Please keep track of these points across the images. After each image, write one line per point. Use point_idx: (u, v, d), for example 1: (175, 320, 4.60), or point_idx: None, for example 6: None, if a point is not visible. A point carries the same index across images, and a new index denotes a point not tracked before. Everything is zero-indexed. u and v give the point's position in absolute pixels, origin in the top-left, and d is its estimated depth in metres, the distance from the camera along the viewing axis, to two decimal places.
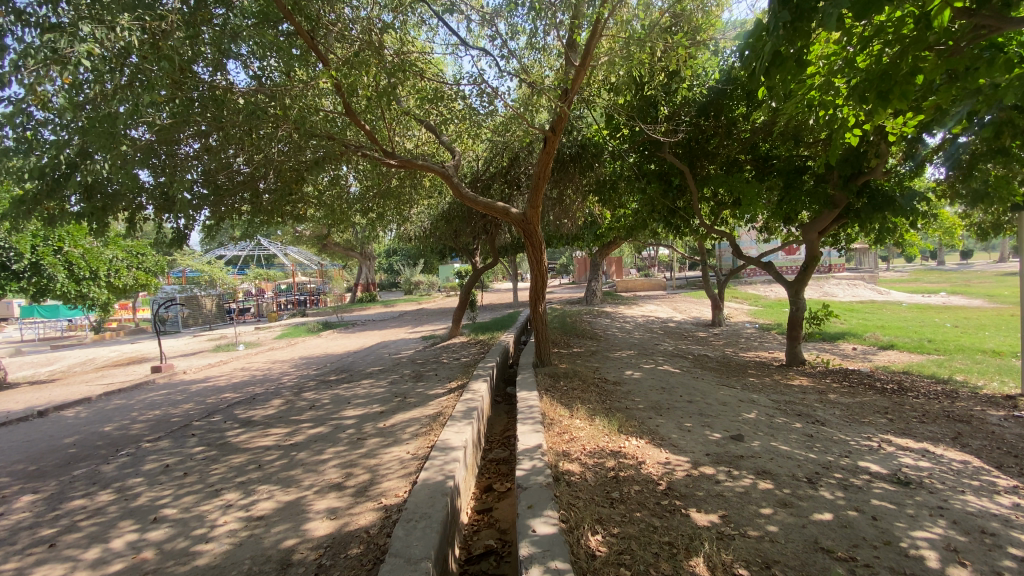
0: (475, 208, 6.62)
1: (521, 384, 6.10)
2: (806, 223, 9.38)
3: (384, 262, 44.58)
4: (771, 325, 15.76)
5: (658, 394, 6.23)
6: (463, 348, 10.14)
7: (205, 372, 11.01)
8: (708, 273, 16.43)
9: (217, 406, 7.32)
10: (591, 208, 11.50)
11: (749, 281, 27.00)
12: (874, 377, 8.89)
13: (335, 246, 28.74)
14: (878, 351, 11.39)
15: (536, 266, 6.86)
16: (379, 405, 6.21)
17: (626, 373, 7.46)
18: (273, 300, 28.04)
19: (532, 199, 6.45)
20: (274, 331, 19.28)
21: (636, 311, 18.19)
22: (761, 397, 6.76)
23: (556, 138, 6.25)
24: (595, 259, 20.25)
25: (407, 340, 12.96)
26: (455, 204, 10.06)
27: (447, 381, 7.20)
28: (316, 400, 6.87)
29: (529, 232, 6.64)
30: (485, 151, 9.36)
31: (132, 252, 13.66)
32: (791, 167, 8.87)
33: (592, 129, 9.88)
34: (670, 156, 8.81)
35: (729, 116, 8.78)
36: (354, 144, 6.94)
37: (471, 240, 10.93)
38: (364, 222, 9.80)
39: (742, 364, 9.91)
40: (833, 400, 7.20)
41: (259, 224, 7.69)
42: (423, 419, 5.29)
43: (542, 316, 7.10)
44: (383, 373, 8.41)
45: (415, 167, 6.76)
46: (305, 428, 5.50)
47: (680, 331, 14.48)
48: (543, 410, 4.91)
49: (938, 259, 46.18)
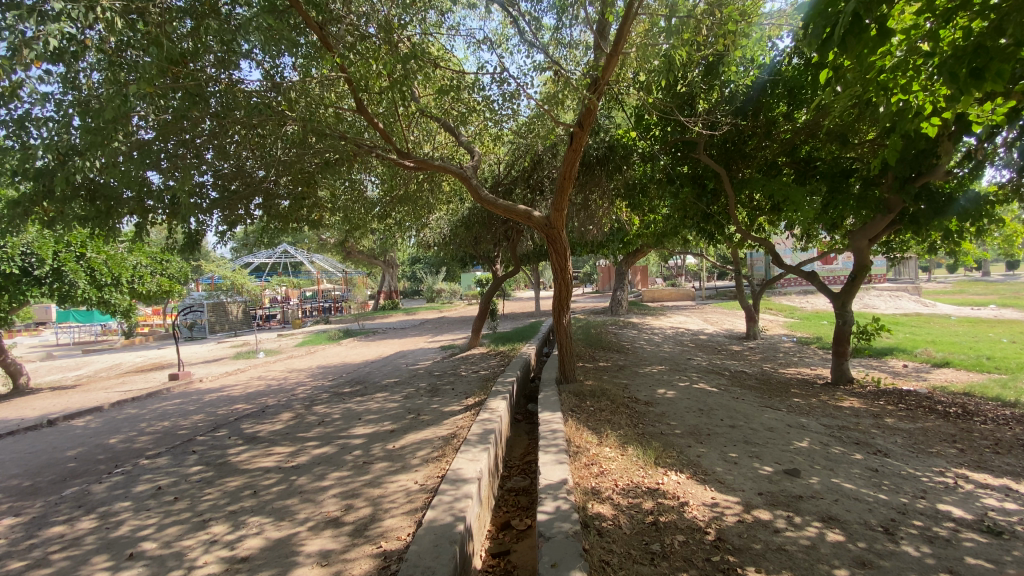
0: (494, 212, 6.18)
1: (544, 403, 5.57)
2: (855, 229, 8.64)
3: (407, 271, 44.64)
4: (809, 339, 14.84)
5: (695, 417, 5.62)
6: (482, 360, 9.65)
7: (221, 381, 10.80)
8: (741, 283, 15.59)
9: (226, 419, 7.01)
10: (618, 214, 10.95)
11: (783, 291, 25.86)
12: (933, 399, 8.04)
13: (358, 253, 28.71)
14: (932, 369, 10.45)
15: (560, 274, 6.35)
16: (390, 423, 5.77)
17: (658, 391, 6.86)
18: (297, 307, 28.15)
19: (556, 200, 5.95)
20: (295, 338, 19.18)
21: (665, 322, 17.45)
22: (811, 422, 6.07)
23: (584, 131, 5.61)
24: (621, 268, 19.57)
25: (426, 350, 12.55)
26: (476, 209, 9.64)
27: (464, 397, 6.72)
28: (326, 416, 6.46)
29: (553, 237, 6.14)
30: (507, 154, 8.95)
31: (156, 259, 13.69)
32: (835, 169, 8.25)
33: (620, 131, 9.39)
34: (705, 158, 8.27)
35: (769, 115, 8.24)
36: (368, 144, 6.59)
37: (492, 247, 10.48)
38: (382, 228, 9.48)
39: (783, 382, 9.16)
40: (892, 426, 6.43)
41: (274, 229, 7.41)
42: (435, 441, 4.82)
43: (567, 328, 6.58)
44: (398, 386, 7.99)
45: (432, 168, 6.35)
46: (309, 448, 5.09)
47: (711, 344, 13.72)
48: (568, 436, 4.39)
49: (984, 269, 43.74)
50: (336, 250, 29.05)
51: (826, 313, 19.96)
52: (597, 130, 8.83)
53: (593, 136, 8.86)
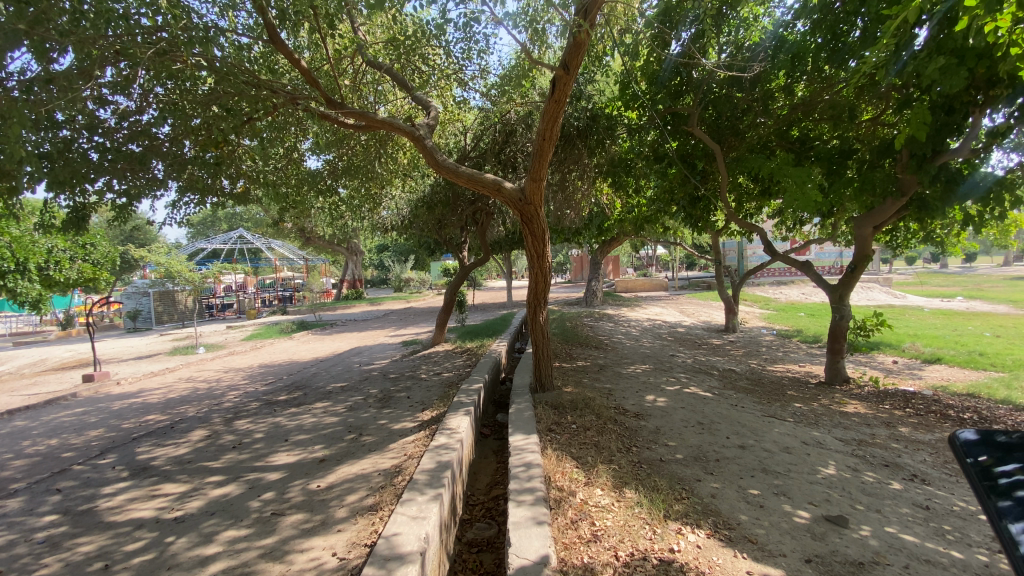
0: (457, 182, 5.03)
1: (516, 420, 4.50)
2: (861, 215, 7.83)
3: (375, 259, 42.89)
4: (790, 332, 14.25)
5: (696, 435, 4.67)
6: (446, 359, 8.51)
7: (142, 383, 9.30)
8: (721, 273, 14.84)
9: (124, 438, 5.66)
10: (597, 197, 9.91)
11: (759, 282, 25.55)
12: (940, 402, 7.31)
13: (318, 239, 26.97)
14: (923, 366, 9.87)
15: (535, 260, 5.22)
16: (322, 448, 4.57)
17: (647, 399, 5.88)
18: (253, 296, 26.27)
19: (533, 168, 4.77)
20: (243, 331, 17.53)
21: (641, 314, 16.62)
22: (825, 436, 5.20)
23: (569, 76, 4.41)
24: (596, 257, 18.63)
25: (385, 346, 11.30)
26: (438, 187, 8.39)
27: (419, 410, 5.58)
28: (247, 434, 5.21)
29: (529, 215, 4.99)
30: (474, 122, 7.79)
31: (78, 243, 11.99)
32: (832, 151, 7.44)
33: (603, 102, 8.33)
34: (698, 132, 7.35)
35: (766, 88, 7.44)
36: (292, 94, 5.32)
37: (458, 231, 9.25)
38: (328, 207, 8.15)
39: (776, 383, 8.36)
40: (910, 438, 5.64)
41: (193, 203, 6.21)
42: (373, 479, 3.68)
43: (543, 325, 5.50)
44: (345, 393, 6.77)
45: (381, 127, 5.19)
46: (208, 487, 3.88)
47: (692, 339, 12.95)
48: (548, 475, 3.34)
49: (942, 262, 44.98)
50: (296, 236, 27.28)
51: (801, 305, 19.59)
52: (577, 96, 7.72)
53: (575, 104, 7.70)
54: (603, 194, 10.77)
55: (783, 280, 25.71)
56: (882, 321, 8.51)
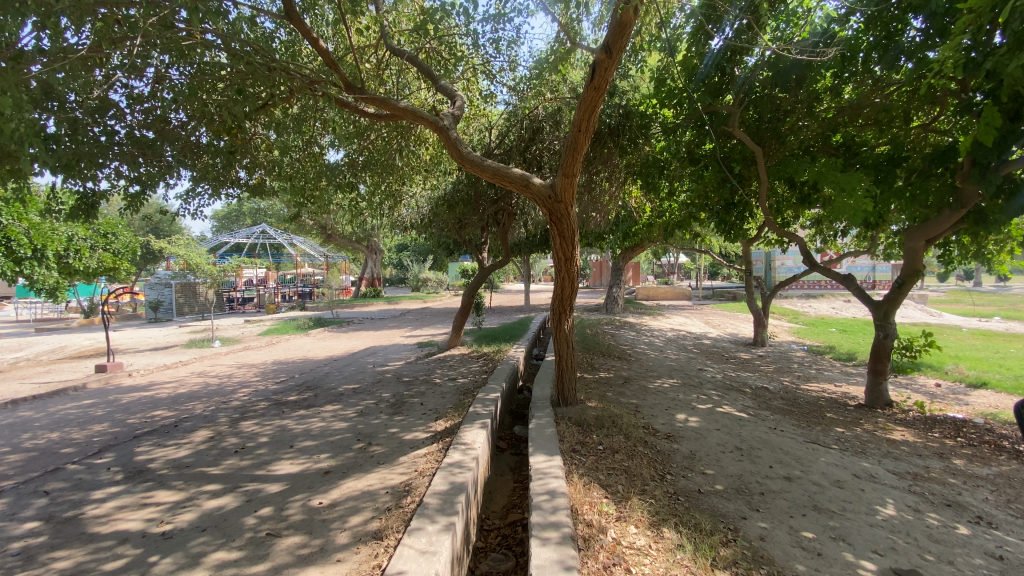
0: (481, 177, 4.70)
1: (537, 437, 4.13)
2: (913, 227, 7.24)
3: (394, 258, 42.94)
4: (821, 348, 13.56)
5: (735, 462, 4.25)
6: (462, 364, 8.17)
7: (154, 376, 9.14)
8: (750, 284, 14.21)
9: (126, 435, 5.43)
10: (625, 201, 9.47)
11: (786, 295, 24.66)
12: (996, 431, 6.67)
13: (338, 236, 26.97)
14: (970, 391, 9.16)
15: (562, 262, 4.85)
16: (327, 457, 4.26)
17: (677, 418, 5.45)
18: (272, 290, 26.36)
19: (566, 162, 4.41)
20: (260, 325, 17.47)
21: (664, 324, 16.06)
22: (878, 468, 4.69)
23: (611, 61, 4.05)
24: (619, 263, 18.12)
25: (400, 347, 10.99)
26: (460, 184, 8.07)
27: (432, 419, 5.25)
28: (251, 438, 4.93)
29: (558, 214, 4.63)
30: (501, 119, 7.47)
31: (98, 232, 12.04)
32: (879, 158, 6.98)
33: (637, 99, 7.91)
34: (739, 134, 6.91)
35: (812, 88, 6.95)
36: (309, 79, 5.03)
37: (479, 232, 8.90)
38: (347, 203, 7.89)
39: (813, 404, 7.79)
40: (970, 471, 5.07)
41: (209, 194, 6.08)
42: (380, 498, 3.35)
43: (567, 333, 5.11)
44: (356, 396, 6.49)
45: (404, 115, 4.90)
46: (202, 497, 3.58)
47: (718, 352, 12.40)
48: (575, 508, 2.99)
49: (977, 279, 43.15)
50: (316, 232, 27.32)
51: (832, 320, 18.76)
52: (611, 93, 7.31)
53: (608, 100, 7.30)
54: (632, 197, 10.35)
55: (812, 293, 24.76)
56: (930, 342, 7.88)
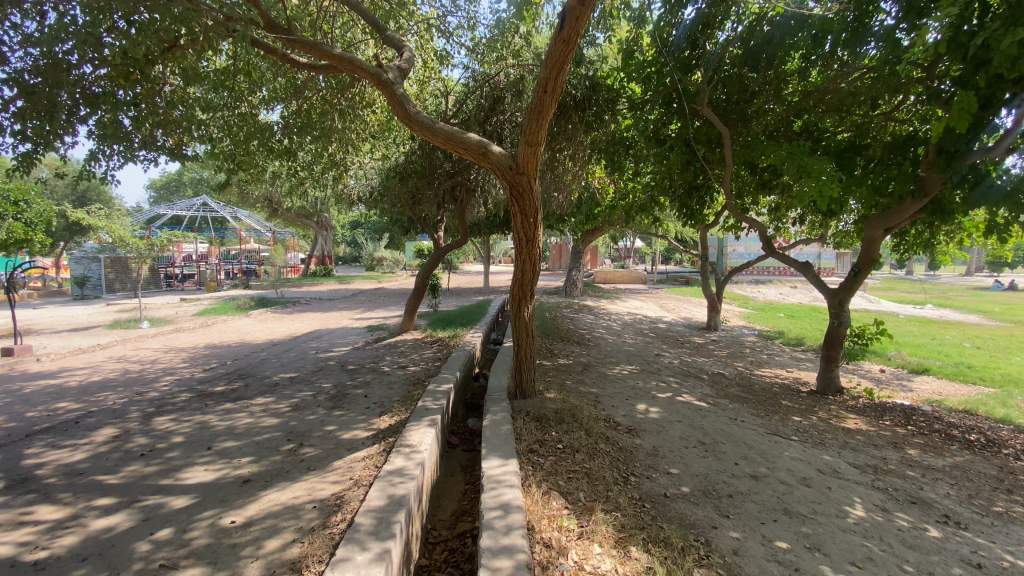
0: (433, 142, 4.17)
1: (490, 436, 3.72)
2: (873, 215, 7.21)
3: (347, 236, 41.30)
4: (772, 334, 13.86)
5: (700, 459, 4.00)
6: (413, 350, 7.67)
7: (64, 362, 8.10)
8: (707, 270, 14.27)
9: (12, 432, 4.62)
10: (587, 181, 9.09)
11: (738, 280, 25.32)
12: (941, 418, 6.83)
13: (285, 211, 25.45)
14: (912, 378, 9.47)
15: (522, 241, 4.39)
16: (250, 462, 3.70)
17: (638, 409, 5.18)
18: (214, 267, 24.65)
19: (530, 128, 3.94)
20: (196, 305, 16.18)
21: (621, 308, 16.02)
22: (839, 462, 4.60)
23: (584, 11, 3.56)
24: (578, 246, 17.88)
25: (348, 331, 10.32)
26: (414, 156, 7.43)
27: (376, 413, 4.76)
28: (164, 438, 4.28)
29: (520, 187, 4.16)
30: (459, 86, 6.88)
31: (8, 199, 9.89)
32: (842, 146, 6.88)
33: (603, 73, 7.48)
34: (708, 111, 6.60)
35: (782, 69, 6.73)
36: (236, 19, 4.32)
37: (434, 209, 8.31)
38: (285, 172, 7.10)
39: (768, 390, 7.79)
40: (923, 462, 5.08)
41: (116, 156, 5.30)
42: (306, 516, 2.86)
43: (525, 318, 4.69)
44: (293, 386, 5.89)
45: (344, 65, 4.26)
46: (89, 515, 2.97)
47: (674, 336, 12.42)
48: (532, 526, 2.60)
49: (908, 269, 45.95)
50: (262, 207, 25.67)
51: (780, 305, 19.35)
52: (577, 62, 6.85)
53: (575, 69, 6.83)
54: (596, 176, 10.06)
55: (762, 279, 25.48)
56: (881, 330, 7.98)
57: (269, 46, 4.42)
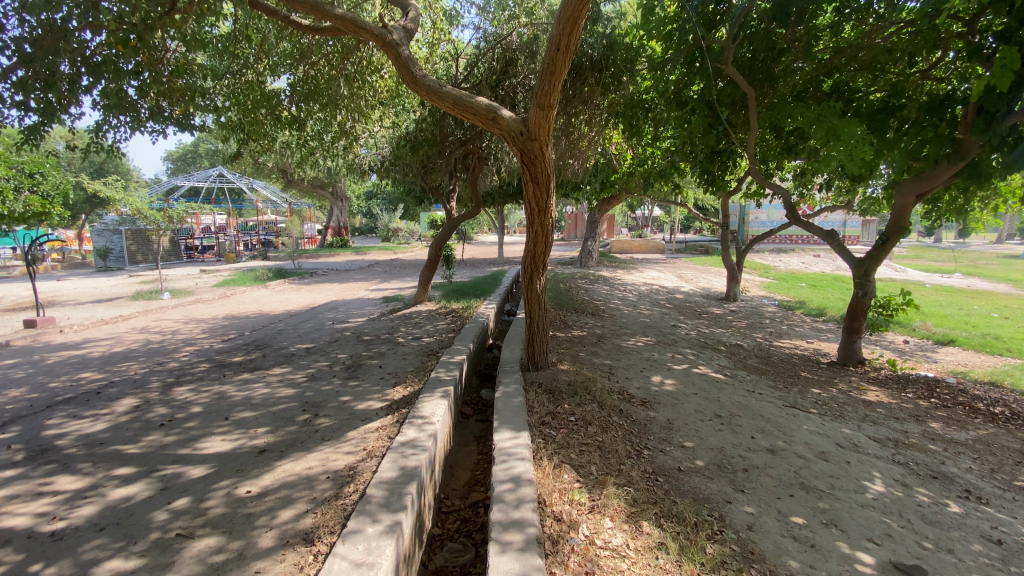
0: (441, 107, 4.02)
1: (503, 408, 3.71)
2: (905, 180, 6.85)
3: (362, 207, 41.27)
4: (792, 304, 13.58)
5: (715, 433, 3.94)
6: (428, 321, 7.68)
7: (89, 333, 8.32)
8: (726, 239, 13.91)
9: (39, 402, 4.77)
10: (604, 147, 8.80)
11: (759, 249, 24.75)
12: (967, 390, 6.65)
13: (299, 182, 25.41)
14: (937, 349, 9.21)
15: (534, 211, 4.27)
16: (266, 433, 3.75)
17: (653, 381, 5.13)
18: (232, 238, 24.91)
19: (541, 91, 3.76)
20: (215, 276, 16.42)
21: (638, 278, 15.83)
22: (859, 435, 4.50)
23: None
24: (594, 215, 17.57)
25: (364, 302, 10.37)
26: (424, 123, 7.25)
27: (390, 385, 4.79)
28: (182, 408, 4.37)
29: (531, 154, 4.01)
30: (470, 49, 6.62)
31: (23, 171, 10.01)
32: (873, 107, 6.49)
33: (621, 31, 7.10)
34: (732, 71, 6.24)
35: (812, 23, 6.31)
36: None
37: (447, 178, 8.16)
38: (295, 142, 6.99)
39: (787, 362, 7.66)
40: (946, 435, 4.95)
41: (124, 127, 5.27)
42: (318, 487, 2.89)
43: (537, 289, 4.61)
44: (309, 357, 5.95)
45: (347, 26, 4.09)
46: (109, 484, 3.05)
47: (691, 307, 12.24)
48: (543, 499, 2.59)
49: (937, 237, 44.41)
50: (276, 178, 25.66)
51: (801, 275, 18.90)
52: (593, 20, 6.50)
53: (591, 27, 6.49)
54: (613, 142, 9.74)
55: (783, 248, 24.85)
56: (907, 301, 7.72)
57: (270, 9, 4.26)
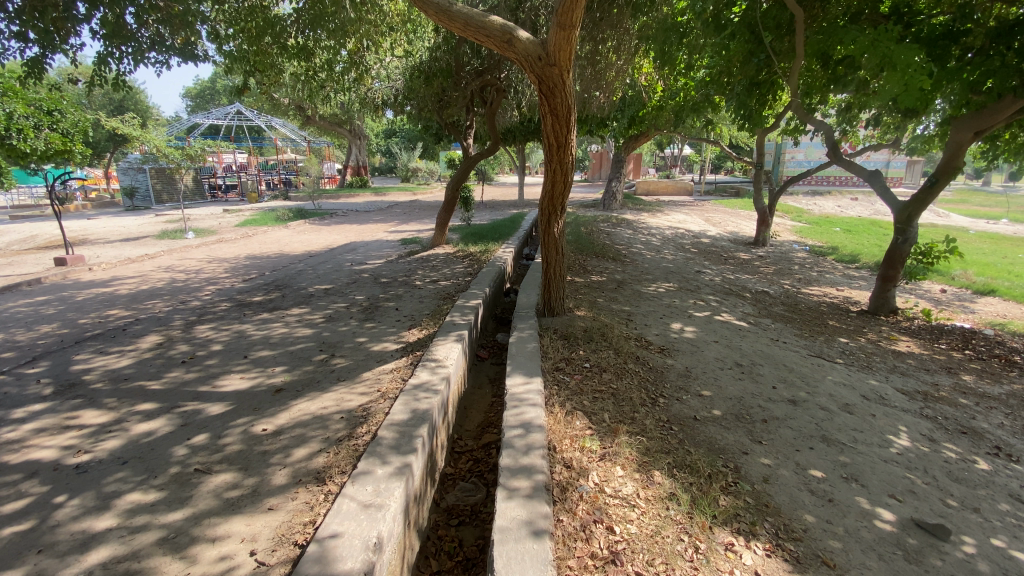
0: (451, 29, 3.70)
1: (516, 353, 3.65)
2: (964, 115, 6.20)
3: (382, 145, 40.47)
4: (824, 249, 13.03)
5: (735, 382, 3.83)
6: (446, 264, 7.59)
7: (118, 271, 8.52)
8: (759, 180, 13.21)
9: (68, 338, 4.92)
10: (632, 78, 8.20)
11: (793, 191, 23.60)
12: (1005, 343, 6.34)
13: (317, 119, 24.83)
14: (976, 299, 8.77)
15: (552, 144, 4.00)
16: (283, 371, 3.80)
17: (673, 328, 4.99)
18: (254, 177, 24.89)
19: (561, 8, 3.39)
20: (239, 215, 16.50)
21: (663, 221, 15.32)
22: (886, 387, 4.34)
23: None
24: (620, 154, 16.81)
25: (383, 243, 10.32)
26: (439, 52, 6.81)
27: (406, 327, 4.78)
28: (203, 346, 4.45)
29: (550, 82, 3.69)
30: None
31: (41, 108, 9.89)
32: (935, 31, 5.78)
33: None
34: None
35: None
36: None
37: (464, 112, 7.78)
38: (305, 75, 6.66)
39: (814, 310, 7.40)
40: (980, 388, 4.75)
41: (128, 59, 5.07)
42: (331, 427, 2.92)
43: (554, 229, 4.41)
44: (327, 298, 5.97)
45: None
46: (133, 419, 3.14)
47: (717, 252, 11.84)
48: (554, 447, 2.55)
49: (986, 180, 41.70)
50: (294, 115, 25.11)
51: (836, 219, 18.05)
52: None
53: None
54: (642, 72, 9.07)
55: (819, 190, 23.64)
56: (951, 248, 7.25)
57: None
